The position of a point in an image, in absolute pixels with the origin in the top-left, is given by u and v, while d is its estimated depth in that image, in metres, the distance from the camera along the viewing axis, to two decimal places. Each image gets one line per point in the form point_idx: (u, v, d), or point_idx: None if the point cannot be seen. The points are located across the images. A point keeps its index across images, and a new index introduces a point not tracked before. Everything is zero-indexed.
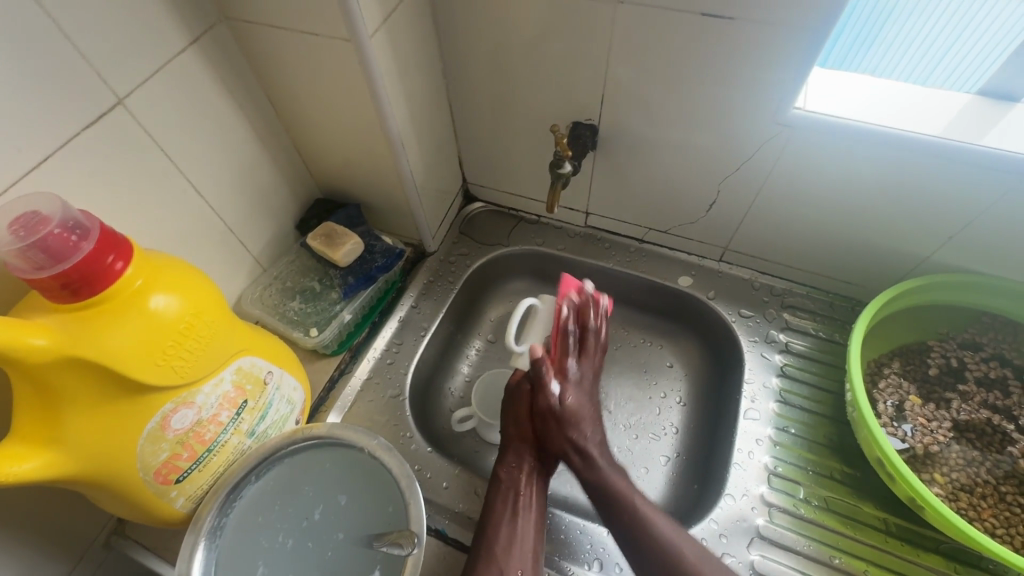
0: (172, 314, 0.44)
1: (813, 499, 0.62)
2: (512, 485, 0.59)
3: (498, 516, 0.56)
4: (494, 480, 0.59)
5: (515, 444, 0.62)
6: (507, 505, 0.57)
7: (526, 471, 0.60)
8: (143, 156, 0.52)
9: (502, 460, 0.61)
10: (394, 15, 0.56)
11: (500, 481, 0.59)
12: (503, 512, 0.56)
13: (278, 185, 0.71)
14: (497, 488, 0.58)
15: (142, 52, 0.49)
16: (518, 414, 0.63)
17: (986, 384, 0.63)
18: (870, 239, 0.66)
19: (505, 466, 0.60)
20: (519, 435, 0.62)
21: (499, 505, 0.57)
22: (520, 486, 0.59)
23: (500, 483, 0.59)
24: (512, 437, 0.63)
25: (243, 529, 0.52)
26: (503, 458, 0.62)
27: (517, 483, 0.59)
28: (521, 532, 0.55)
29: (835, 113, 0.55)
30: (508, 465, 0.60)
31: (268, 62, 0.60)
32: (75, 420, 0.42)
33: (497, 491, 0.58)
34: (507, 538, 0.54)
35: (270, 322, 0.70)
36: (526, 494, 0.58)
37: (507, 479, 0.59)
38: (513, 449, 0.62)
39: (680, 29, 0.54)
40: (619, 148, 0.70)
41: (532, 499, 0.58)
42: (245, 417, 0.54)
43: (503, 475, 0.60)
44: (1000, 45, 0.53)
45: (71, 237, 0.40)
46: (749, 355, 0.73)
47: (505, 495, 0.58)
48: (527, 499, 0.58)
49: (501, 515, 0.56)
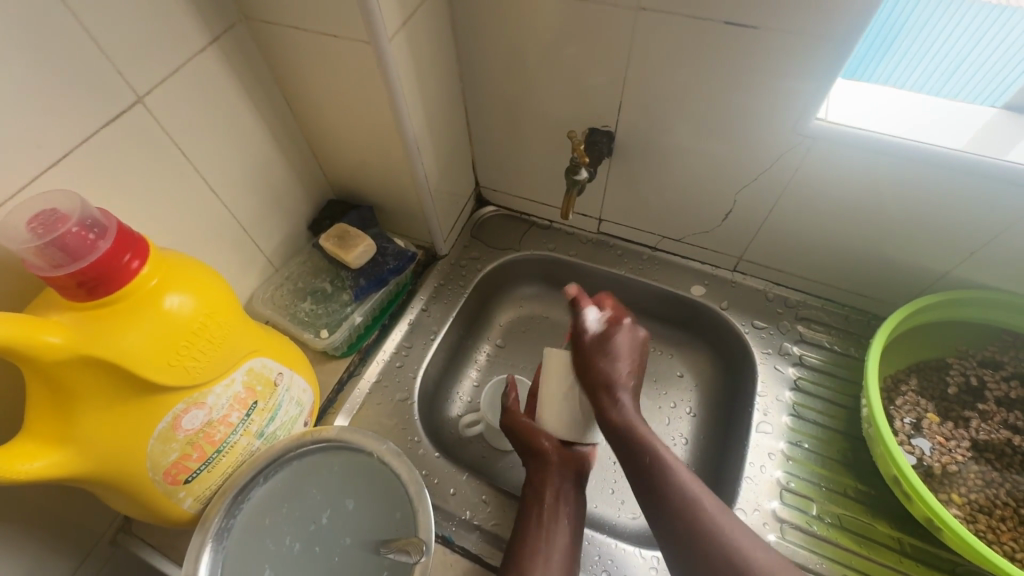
0: (186, 314, 0.44)
1: (826, 517, 0.61)
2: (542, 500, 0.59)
3: (531, 533, 0.56)
4: (524, 500, 0.60)
5: (533, 462, 0.62)
6: (541, 523, 0.57)
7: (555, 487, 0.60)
8: (161, 154, 0.52)
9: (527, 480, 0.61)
10: (413, 17, 0.56)
11: (528, 504, 0.59)
12: (535, 535, 0.56)
13: (293, 185, 0.71)
14: (528, 507, 0.59)
15: (163, 51, 0.49)
16: (522, 441, 0.64)
17: (1006, 404, 0.62)
18: (889, 252, 0.65)
19: (531, 485, 0.60)
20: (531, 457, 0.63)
21: (531, 521, 0.57)
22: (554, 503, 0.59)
23: (530, 501, 0.59)
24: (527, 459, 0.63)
25: (250, 530, 0.52)
26: (527, 478, 0.61)
27: (547, 499, 0.59)
28: (557, 544, 0.55)
29: (858, 125, 0.55)
30: (534, 482, 0.61)
31: (286, 62, 0.60)
32: (87, 419, 0.42)
33: (525, 515, 0.58)
34: (546, 553, 0.54)
35: (280, 322, 0.70)
36: (555, 513, 0.58)
37: (535, 497, 0.59)
38: (534, 467, 0.62)
39: (701, 36, 0.54)
40: (635, 154, 0.69)
41: (567, 509, 0.59)
42: (255, 418, 0.53)
43: (531, 495, 0.60)
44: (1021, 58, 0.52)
45: (89, 235, 0.40)
46: (762, 368, 0.72)
47: (535, 514, 0.57)
48: (559, 515, 0.58)
49: (534, 532, 0.56)
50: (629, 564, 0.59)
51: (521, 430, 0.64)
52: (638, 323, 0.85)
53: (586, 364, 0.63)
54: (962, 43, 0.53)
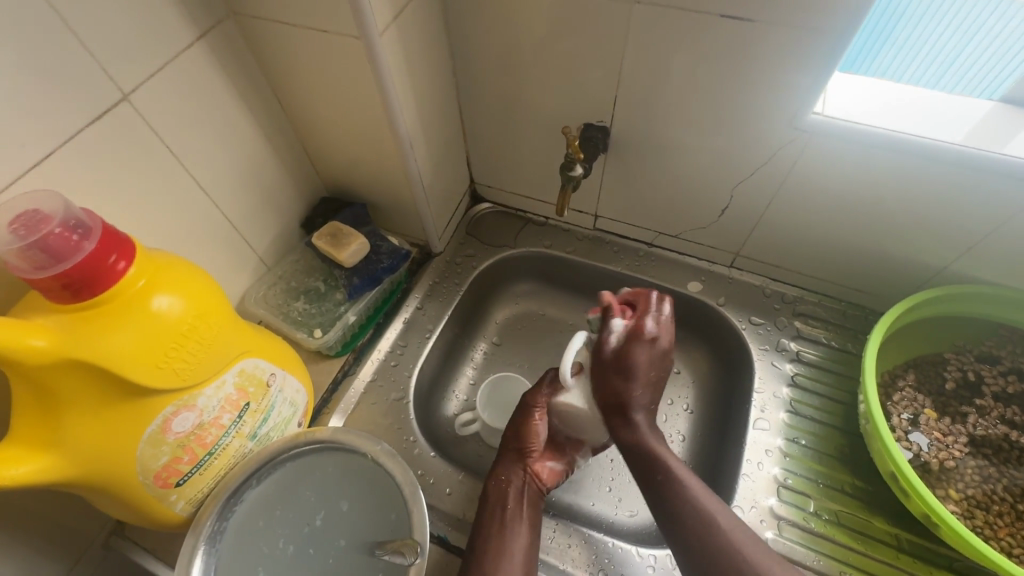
0: (175, 315, 0.43)
1: (823, 513, 0.61)
2: (502, 496, 0.59)
3: (485, 529, 0.55)
4: (483, 494, 0.60)
5: (507, 457, 0.63)
6: (495, 517, 0.56)
7: (519, 484, 0.60)
8: (148, 153, 0.51)
9: (494, 473, 0.62)
10: (405, 11, 0.55)
11: (489, 493, 0.59)
12: (491, 526, 0.56)
13: (284, 182, 0.70)
14: (488, 499, 0.59)
15: (149, 47, 0.48)
16: (513, 432, 0.64)
17: (1004, 399, 0.62)
18: (889, 247, 0.64)
19: (498, 477, 0.61)
20: (511, 449, 0.63)
21: (486, 516, 0.57)
22: (511, 499, 0.58)
23: (489, 495, 0.59)
24: (505, 451, 0.64)
25: (243, 533, 0.51)
26: (494, 471, 0.62)
27: (506, 496, 0.59)
28: (508, 540, 0.54)
29: (855, 119, 0.54)
30: (500, 477, 0.61)
31: (275, 58, 0.59)
32: (74, 424, 0.41)
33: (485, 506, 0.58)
34: (493, 549, 0.53)
35: (274, 322, 0.69)
36: (516, 507, 0.58)
37: (498, 490, 0.59)
38: (504, 461, 0.63)
39: (697, 30, 0.53)
40: (631, 149, 0.69)
41: (523, 510, 0.58)
42: (247, 420, 0.53)
43: (495, 487, 0.60)
44: (1019, 52, 0.51)
45: (72, 237, 0.39)
46: (760, 364, 0.71)
47: (492, 508, 0.57)
48: (518, 510, 0.58)
49: (489, 526, 0.56)
50: (626, 562, 0.59)
51: (523, 420, 0.64)
52: None
53: (604, 378, 0.58)
54: (960, 34, 0.52)
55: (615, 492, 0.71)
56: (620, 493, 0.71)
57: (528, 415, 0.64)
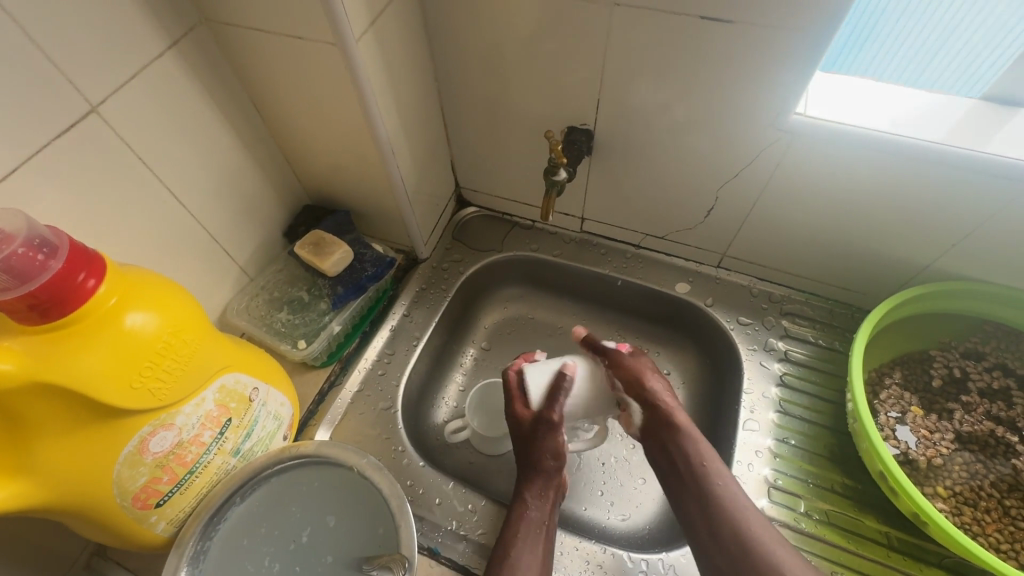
0: (149, 333, 0.42)
1: (814, 513, 0.61)
2: (539, 513, 0.57)
3: (521, 543, 0.54)
4: (517, 507, 0.57)
5: (544, 472, 0.59)
6: (530, 536, 0.55)
7: (553, 501, 0.59)
8: (119, 164, 0.50)
9: (529, 484, 0.59)
10: (382, 16, 0.54)
11: (526, 508, 0.57)
12: (526, 543, 0.54)
13: (265, 191, 0.69)
14: (523, 513, 0.57)
15: (117, 58, 0.47)
16: (549, 448, 0.58)
17: (989, 395, 0.62)
18: (873, 245, 0.64)
19: (531, 492, 0.59)
20: (540, 465, 0.59)
21: (519, 533, 0.55)
22: (546, 516, 0.57)
23: (524, 512, 0.57)
24: (532, 465, 0.60)
25: (226, 551, 0.51)
26: (530, 483, 0.59)
27: (541, 512, 0.57)
28: (541, 558, 0.54)
29: (836, 119, 0.54)
30: (535, 492, 0.59)
31: (250, 64, 0.57)
32: (49, 447, 0.40)
33: (519, 520, 0.56)
34: (531, 569, 0.52)
35: (256, 334, 0.68)
36: (549, 527, 0.57)
37: (535, 505, 0.58)
38: (542, 476, 0.59)
39: (678, 31, 0.52)
40: (616, 151, 0.68)
41: (552, 528, 0.57)
42: (229, 436, 0.52)
43: (531, 501, 0.58)
44: (998, 45, 0.51)
45: (37, 256, 0.38)
46: (748, 364, 0.71)
47: (529, 525, 0.56)
48: (549, 530, 0.57)
49: (524, 543, 0.54)
50: (621, 569, 0.59)
51: (553, 440, 0.58)
52: (624, 321, 0.84)
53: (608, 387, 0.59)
54: (944, 25, 0.51)
55: (605, 497, 0.70)
56: (612, 497, 0.70)
57: (556, 434, 0.58)
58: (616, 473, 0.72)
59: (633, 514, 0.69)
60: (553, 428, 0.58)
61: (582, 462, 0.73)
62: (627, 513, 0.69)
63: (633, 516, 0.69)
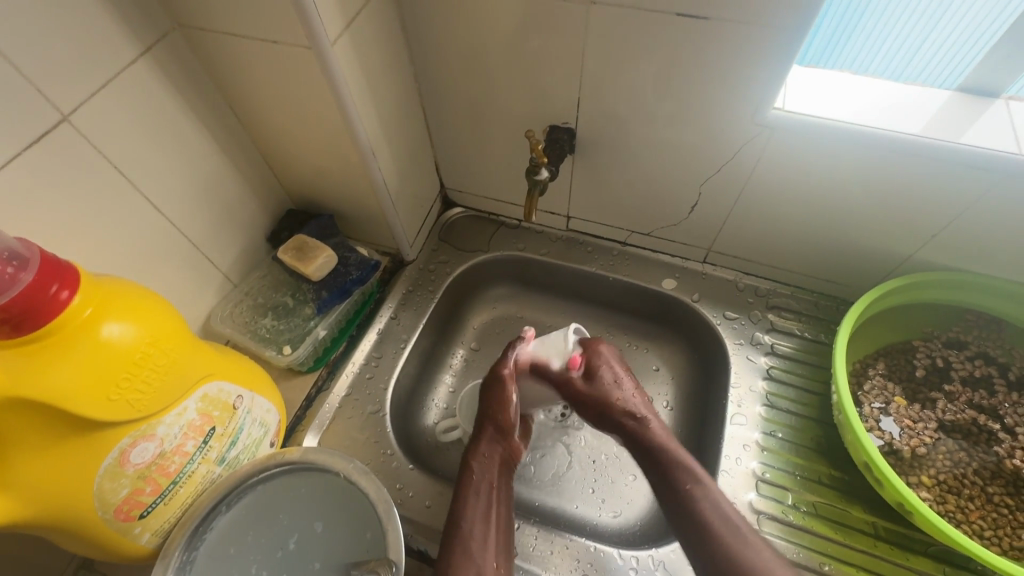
0: (127, 344, 0.42)
1: (801, 505, 0.62)
2: (484, 476, 0.59)
3: (471, 509, 0.56)
4: (463, 473, 0.59)
5: (490, 434, 0.62)
6: (479, 499, 0.57)
7: (499, 463, 0.61)
8: (94, 173, 0.49)
9: (474, 450, 0.61)
10: (358, 18, 0.54)
11: (470, 473, 0.59)
12: (476, 507, 0.56)
13: (246, 195, 0.68)
14: (470, 481, 0.59)
15: (88, 66, 0.46)
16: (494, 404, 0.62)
17: (971, 383, 0.63)
18: (856, 237, 0.65)
19: (476, 458, 0.61)
20: (490, 425, 0.62)
21: (469, 498, 0.57)
22: (493, 479, 0.59)
23: (471, 475, 0.59)
24: (483, 427, 0.63)
25: (213, 559, 0.50)
26: (474, 448, 0.61)
27: (487, 476, 0.60)
28: (492, 527, 0.55)
29: (814, 113, 0.54)
30: (479, 457, 0.61)
31: (226, 69, 0.57)
32: (25, 461, 0.40)
33: (467, 488, 0.58)
34: (481, 533, 0.54)
35: (241, 341, 0.67)
36: (498, 486, 0.59)
37: (479, 471, 0.60)
38: (486, 439, 0.62)
39: (656, 29, 0.52)
40: (599, 150, 0.68)
41: (501, 489, 0.60)
42: (213, 445, 0.51)
43: (475, 467, 0.60)
44: (986, 29, 0.51)
45: (7, 269, 0.37)
46: (735, 358, 0.72)
47: (477, 488, 0.58)
48: (500, 490, 0.59)
49: (474, 507, 0.56)
50: (610, 566, 0.59)
51: (499, 393, 0.62)
52: (612, 318, 0.84)
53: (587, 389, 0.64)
54: (931, 12, 0.51)
55: (596, 495, 0.71)
56: (603, 494, 0.70)
57: (503, 389, 0.62)
58: (607, 469, 0.72)
59: (625, 510, 0.69)
60: (503, 381, 0.63)
61: (571, 460, 0.73)
62: (619, 509, 0.69)
63: (624, 512, 0.69)
